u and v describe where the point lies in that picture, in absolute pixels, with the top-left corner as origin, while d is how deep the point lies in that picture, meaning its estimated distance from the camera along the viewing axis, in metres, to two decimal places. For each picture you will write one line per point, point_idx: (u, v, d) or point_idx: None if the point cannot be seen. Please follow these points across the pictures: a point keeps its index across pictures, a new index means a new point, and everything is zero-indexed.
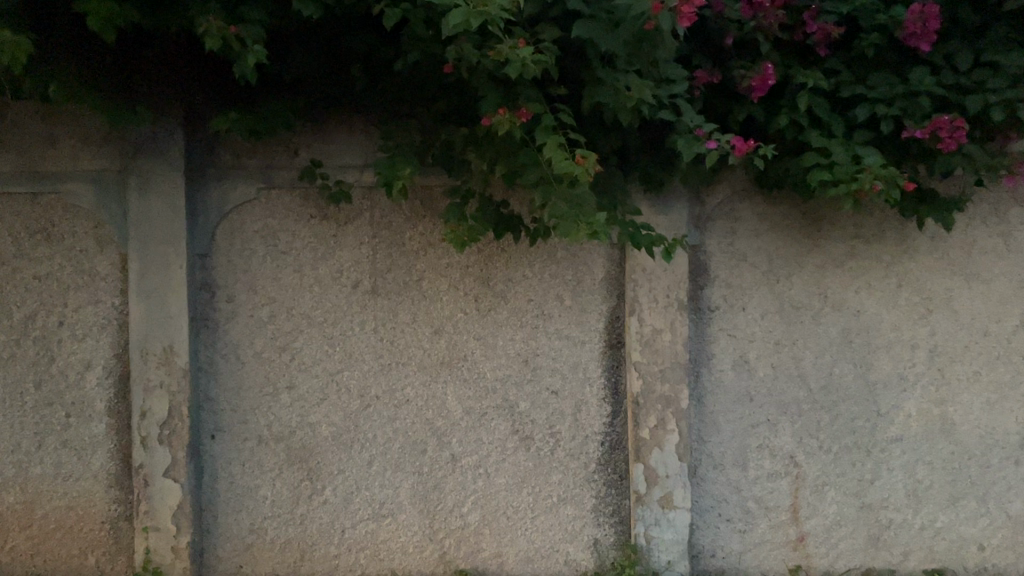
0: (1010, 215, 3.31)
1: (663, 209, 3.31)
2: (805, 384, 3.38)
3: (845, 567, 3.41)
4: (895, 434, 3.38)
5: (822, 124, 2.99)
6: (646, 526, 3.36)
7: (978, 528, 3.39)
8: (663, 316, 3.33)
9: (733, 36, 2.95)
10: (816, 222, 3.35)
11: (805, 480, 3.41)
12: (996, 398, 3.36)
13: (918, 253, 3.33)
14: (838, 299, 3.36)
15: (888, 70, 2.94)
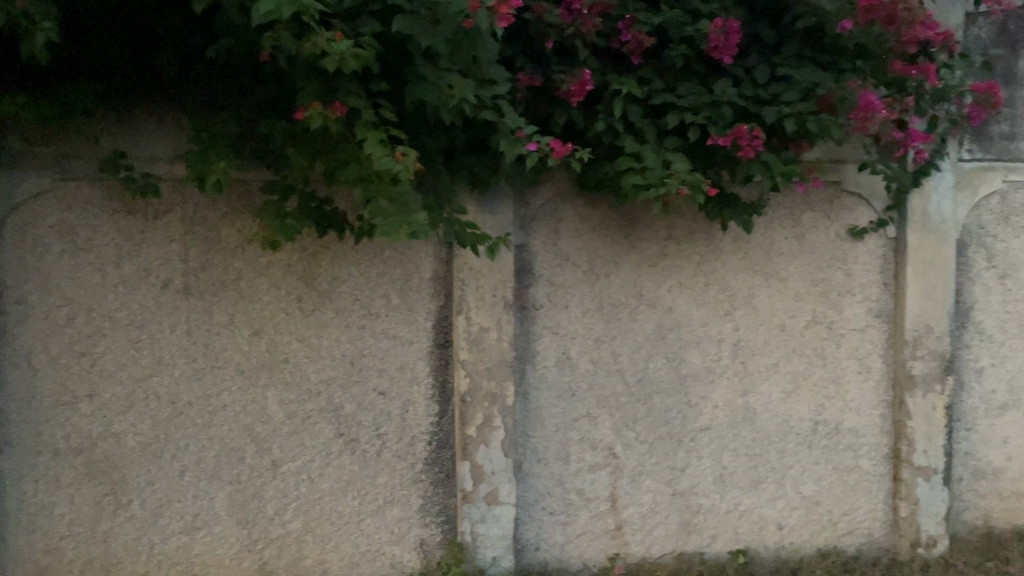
0: (804, 218, 3.56)
1: (489, 208, 3.34)
2: (623, 378, 3.52)
3: (660, 552, 3.59)
4: (704, 424, 3.58)
5: (636, 129, 3.13)
6: (472, 523, 3.39)
7: (777, 509, 3.64)
8: (490, 314, 3.35)
9: (554, 40, 3.00)
10: (633, 224, 3.48)
11: (623, 471, 3.55)
12: (792, 387, 3.62)
13: (725, 253, 3.54)
14: (653, 297, 3.52)
15: (694, 80, 3.11)
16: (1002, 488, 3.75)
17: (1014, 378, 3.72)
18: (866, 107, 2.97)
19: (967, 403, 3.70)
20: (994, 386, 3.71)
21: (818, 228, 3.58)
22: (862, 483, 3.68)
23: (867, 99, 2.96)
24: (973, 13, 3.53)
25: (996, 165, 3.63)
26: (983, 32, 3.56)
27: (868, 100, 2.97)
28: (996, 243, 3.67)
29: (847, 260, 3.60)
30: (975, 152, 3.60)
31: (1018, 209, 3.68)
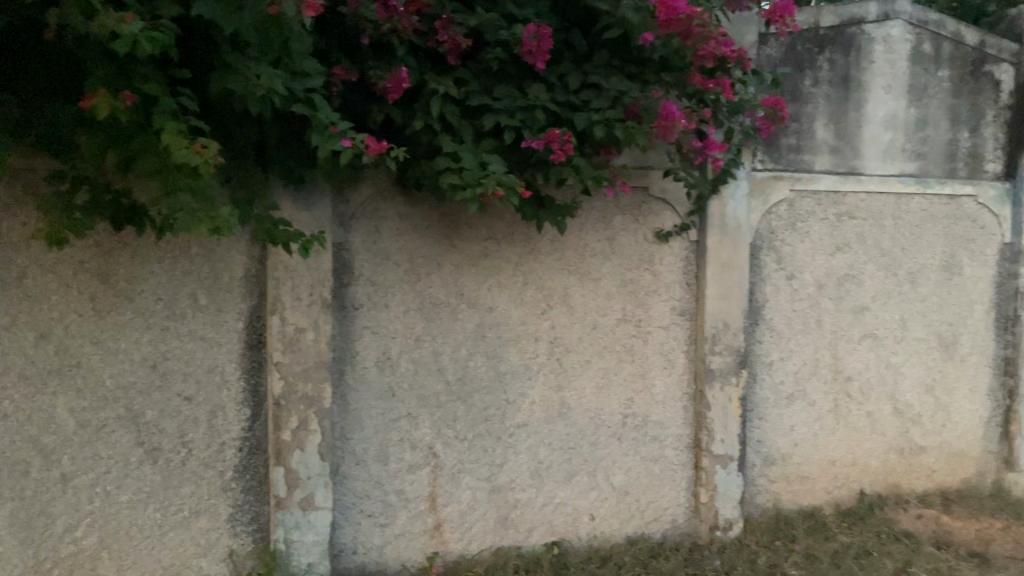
0: (615, 221, 3.72)
1: (305, 205, 3.24)
2: (443, 376, 3.53)
3: (478, 549, 3.63)
4: (522, 420, 3.66)
5: (453, 129, 3.13)
6: (285, 530, 3.29)
7: (589, 500, 3.78)
8: (306, 315, 3.27)
9: (370, 36, 2.94)
10: (454, 223, 3.49)
11: (442, 470, 3.56)
12: (604, 382, 3.77)
13: (542, 254, 3.63)
14: (473, 296, 3.55)
15: (510, 83, 3.16)
16: (790, 471, 4.08)
17: (799, 370, 4.06)
18: (666, 116, 3.11)
19: (759, 394, 4.00)
20: (782, 378, 4.04)
21: (628, 230, 3.74)
22: (668, 472, 3.89)
23: (669, 109, 3.11)
24: (765, 34, 3.84)
25: (784, 174, 3.94)
26: (774, 52, 3.88)
27: (670, 110, 3.10)
28: (784, 246, 3.99)
29: (654, 261, 3.79)
30: (766, 162, 3.92)
31: (804, 215, 4.01)
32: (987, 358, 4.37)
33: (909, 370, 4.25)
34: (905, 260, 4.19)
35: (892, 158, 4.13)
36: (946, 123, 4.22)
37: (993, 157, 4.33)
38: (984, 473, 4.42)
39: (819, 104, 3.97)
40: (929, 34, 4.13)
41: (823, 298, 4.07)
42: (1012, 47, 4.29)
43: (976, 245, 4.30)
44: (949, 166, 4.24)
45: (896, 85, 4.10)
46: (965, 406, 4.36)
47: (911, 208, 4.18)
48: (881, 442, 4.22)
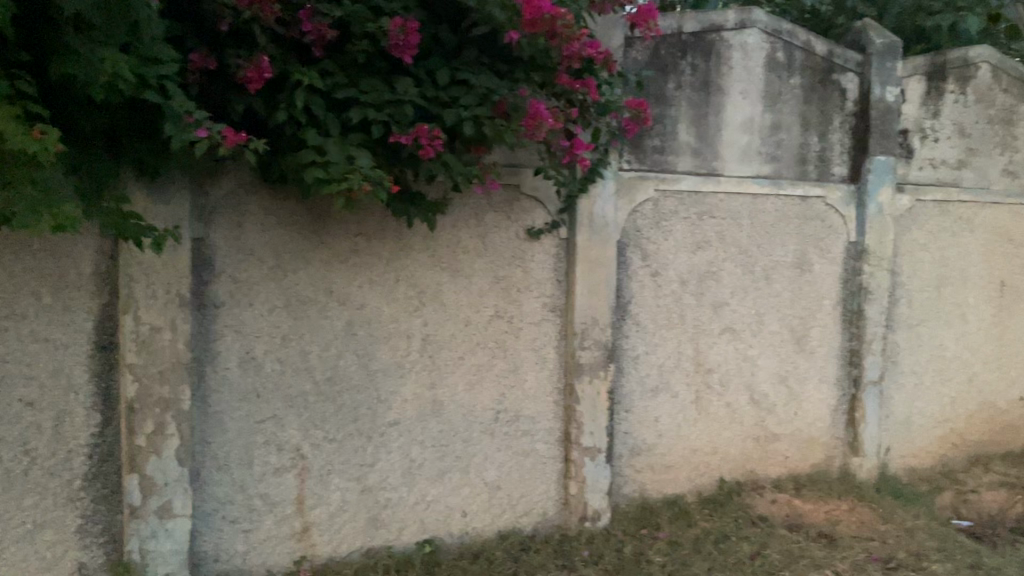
0: (487, 218, 3.73)
1: (161, 198, 3.09)
2: (311, 376, 3.44)
3: (347, 551, 3.57)
4: (393, 418, 3.61)
5: (319, 122, 3.05)
6: (141, 540, 3.12)
7: (461, 497, 3.79)
8: (162, 314, 3.11)
9: (229, 23, 2.82)
10: (322, 219, 3.41)
11: (310, 472, 3.47)
12: (477, 378, 3.78)
13: (413, 250, 3.60)
14: (342, 293, 3.48)
15: (377, 77, 3.11)
16: (655, 461, 4.22)
17: (663, 363, 4.20)
18: (534, 115, 3.13)
19: (626, 387, 4.12)
20: (647, 371, 4.17)
21: (499, 227, 3.76)
22: (539, 466, 3.95)
23: (537, 108, 3.12)
24: (630, 37, 3.96)
25: (649, 174, 4.07)
26: (639, 55, 4.01)
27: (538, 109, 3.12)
28: (649, 244, 4.12)
29: (525, 258, 3.83)
30: (631, 162, 4.04)
31: (668, 214, 4.15)
32: (834, 349, 4.65)
33: (765, 362, 4.47)
34: (760, 258, 4.40)
35: (748, 160, 4.33)
36: (797, 128, 4.47)
37: (839, 161, 4.62)
38: (833, 458, 4.70)
39: (681, 107, 4.13)
40: (783, 43, 4.35)
41: (686, 294, 4.23)
42: (857, 57, 4.58)
43: (825, 244, 4.57)
44: (800, 168, 4.49)
45: (752, 90, 4.30)
46: (815, 394, 4.62)
47: (766, 208, 4.40)
48: (739, 431, 4.43)
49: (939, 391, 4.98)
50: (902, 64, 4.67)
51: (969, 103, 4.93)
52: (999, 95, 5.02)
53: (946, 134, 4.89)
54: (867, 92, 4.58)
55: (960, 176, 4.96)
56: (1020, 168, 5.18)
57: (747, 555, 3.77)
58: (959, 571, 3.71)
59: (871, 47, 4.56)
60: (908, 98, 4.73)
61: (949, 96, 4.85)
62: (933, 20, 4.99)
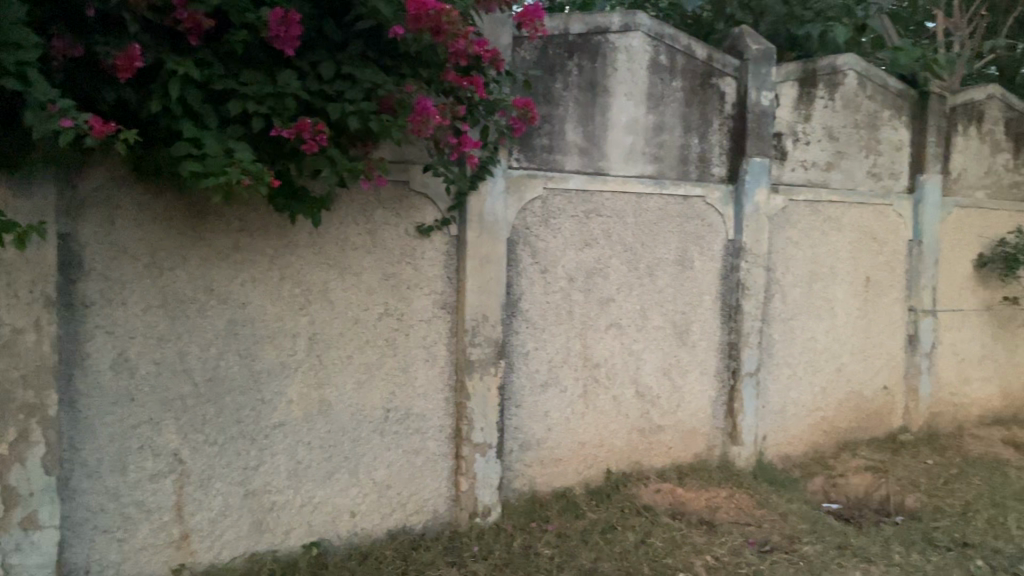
0: (375, 215, 3.69)
1: (23, 191, 2.90)
2: (190, 378, 3.32)
3: (230, 556, 3.46)
4: (277, 420, 3.53)
5: (195, 114, 2.93)
6: (3, 555, 2.92)
7: (350, 498, 3.73)
8: (25, 313, 2.92)
9: (96, 8, 2.69)
10: (201, 215, 3.29)
11: (189, 477, 3.35)
12: (365, 377, 3.73)
13: (298, 247, 3.52)
14: (223, 291, 3.36)
15: (258, 70, 3.02)
16: (543, 455, 4.28)
17: (552, 359, 4.27)
18: (421, 111, 3.13)
19: (516, 383, 4.16)
20: (537, 366, 4.22)
21: (388, 224, 3.73)
22: (429, 463, 3.93)
23: (423, 103, 3.10)
24: (518, 36, 4.00)
25: (538, 173, 4.12)
26: (527, 54, 4.06)
27: (424, 104, 3.10)
28: (538, 241, 4.17)
29: (414, 255, 3.81)
30: (520, 161, 4.08)
31: (556, 212, 4.21)
32: (714, 343, 4.84)
33: (649, 356, 4.60)
34: (645, 255, 4.53)
35: (633, 160, 4.45)
36: (679, 129, 4.62)
37: (718, 162, 4.80)
38: (713, 447, 4.89)
39: (568, 106, 4.20)
40: (665, 46, 4.49)
41: (574, 291, 4.31)
42: (734, 62, 4.77)
43: (705, 242, 4.75)
44: (681, 169, 4.65)
45: (637, 92, 4.42)
46: (697, 386, 4.79)
47: (649, 207, 4.53)
48: (624, 423, 4.55)
49: (811, 381, 5.25)
50: (776, 70, 4.89)
51: (837, 108, 5.21)
52: (863, 101, 5.34)
53: (817, 138, 5.15)
54: (744, 96, 4.78)
55: (829, 178, 5.24)
56: (883, 171, 5.51)
57: (631, 544, 3.87)
58: (827, 551, 3.93)
59: (748, 53, 4.76)
60: (782, 102, 4.96)
61: (819, 101, 5.12)
62: (805, 28, 5.25)
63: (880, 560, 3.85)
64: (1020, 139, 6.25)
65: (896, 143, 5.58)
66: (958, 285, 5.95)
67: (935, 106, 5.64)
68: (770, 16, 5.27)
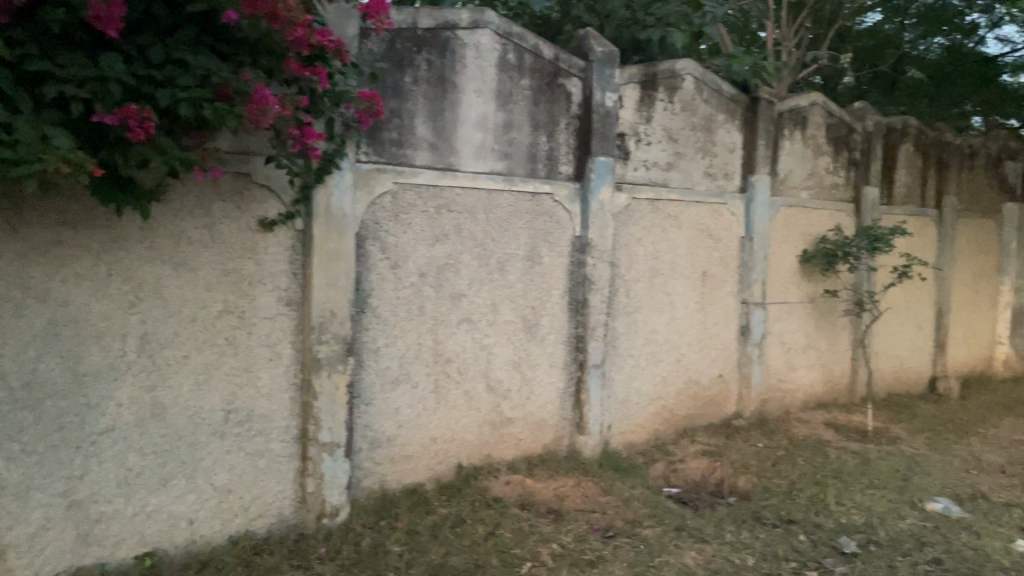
0: (213, 208, 3.53)
1: None
2: (4, 382, 3.05)
3: (52, 572, 3.22)
4: (106, 425, 3.31)
5: (5, 97, 2.71)
6: None
7: (187, 504, 3.57)
8: None
9: None
10: (15, 206, 3.03)
11: (4, 490, 3.08)
12: (203, 378, 3.56)
13: (128, 242, 3.32)
14: (42, 289, 3.12)
15: (78, 51, 2.81)
16: (394, 452, 4.24)
17: (402, 355, 4.24)
18: (259, 100, 3.00)
19: (365, 380, 4.10)
20: (387, 363, 4.18)
21: (228, 218, 3.58)
22: (273, 465, 3.82)
23: (261, 92, 3.00)
24: (365, 29, 3.94)
25: (387, 167, 4.08)
26: (374, 47, 4.00)
27: (262, 93, 3.00)
28: (387, 237, 4.13)
29: (256, 251, 3.68)
30: (369, 155, 4.02)
31: (405, 207, 4.18)
32: (562, 336, 4.96)
33: (499, 350, 4.66)
34: (495, 251, 4.58)
35: (483, 156, 4.48)
36: (528, 127, 4.70)
37: (565, 160, 4.92)
38: (561, 438, 5.01)
39: (417, 101, 4.17)
40: (513, 45, 4.55)
41: (424, 286, 4.30)
42: (580, 64, 4.91)
43: (553, 238, 4.86)
44: (530, 166, 4.73)
45: (486, 89, 4.46)
46: (546, 379, 4.90)
47: (499, 203, 4.58)
48: (476, 417, 4.58)
49: (652, 371, 5.49)
50: (619, 72, 5.07)
51: (676, 111, 5.47)
52: (700, 105, 5.62)
53: (657, 139, 5.38)
54: (589, 97, 4.92)
55: (669, 178, 5.48)
56: (718, 172, 5.83)
57: (481, 536, 3.92)
58: (665, 533, 4.12)
59: (593, 55, 4.90)
60: (625, 104, 5.15)
61: (659, 103, 5.34)
62: (646, 32, 5.47)
63: (714, 539, 4.08)
64: (839, 143, 6.78)
65: (730, 145, 5.91)
66: (786, 280, 6.38)
67: (763, 112, 6.02)
68: (615, 20, 5.45)
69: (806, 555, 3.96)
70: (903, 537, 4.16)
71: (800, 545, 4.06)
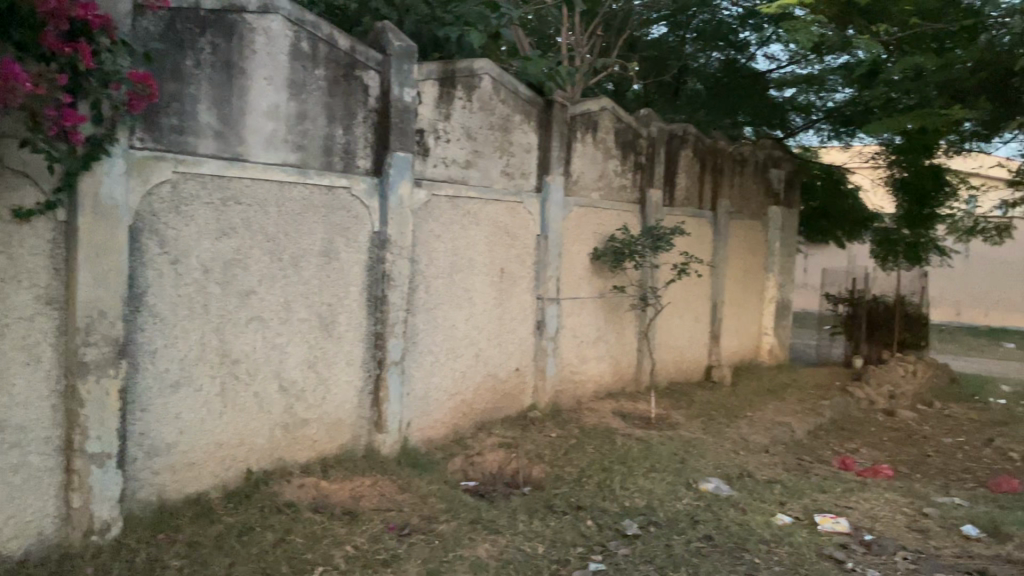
0: None
1: None
2: None
3: None
4: None
5: None
6: None
7: None
8: None
9: None
10: None
11: None
12: None
13: None
14: None
15: None
16: (174, 461, 3.98)
17: (184, 357, 3.98)
18: (6, 75, 2.70)
19: (141, 384, 3.81)
20: (167, 365, 3.91)
21: None
22: (31, 480, 3.44)
23: (8, 67, 2.69)
24: (140, 5, 3.65)
25: (166, 156, 3.80)
26: (151, 26, 3.72)
27: (10, 68, 2.70)
28: (166, 230, 3.85)
29: (9, 243, 3.29)
30: (145, 141, 3.73)
31: (187, 199, 3.92)
32: (359, 333, 4.87)
33: (292, 349, 4.50)
34: (288, 246, 4.41)
35: (274, 148, 4.30)
36: (322, 119, 4.56)
37: (363, 154, 4.82)
38: (358, 437, 4.92)
39: (201, 86, 3.93)
40: (306, 33, 4.40)
41: (209, 283, 4.06)
42: (377, 57, 4.84)
43: (350, 233, 4.75)
44: (326, 159, 4.60)
45: (277, 77, 4.28)
46: (342, 378, 4.79)
47: (293, 196, 4.41)
48: (266, 420, 4.40)
49: (451, 367, 5.53)
50: (417, 67, 5.06)
51: (474, 110, 5.53)
52: (497, 105, 5.73)
53: (456, 137, 5.42)
54: (387, 91, 4.87)
55: (468, 175, 5.54)
56: (515, 171, 5.97)
57: (270, 544, 3.76)
58: (461, 527, 4.17)
59: (390, 49, 4.85)
60: (423, 100, 5.14)
61: (457, 102, 5.39)
62: (444, 30, 5.50)
63: (506, 530, 4.18)
64: (626, 148, 7.18)
65: (527, 145, 6.08)
66: (577, 276, 6.66)
67: (557, 115, 6.25)
68: (414, 15, 5.43)
69: (592, 539, 4.16)
70: (679, 517, 4.48)
71: (587, 530, 4.26)
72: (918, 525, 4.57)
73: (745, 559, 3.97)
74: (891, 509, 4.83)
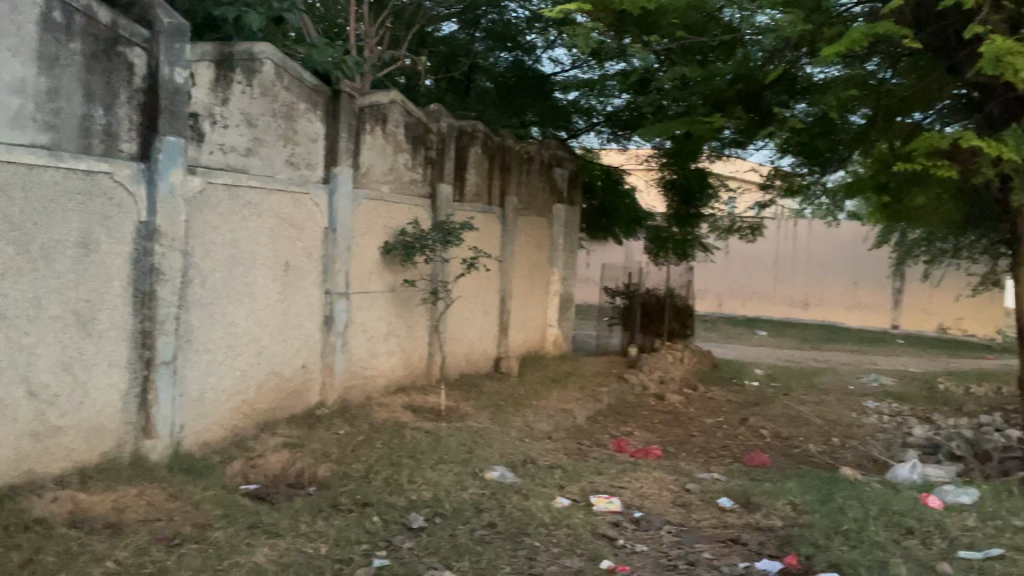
0: None
1: None
2: None
3: None
4: None
5: None
6: None
7: None
8: None
9: None
10: None
11: None
12: None
13: None
14: None
15: None
16: None
17: None
18: None
19: None
20: None
21: None
22: None
23: None
24: None
25: None
26: None
27: None
28: None
29: None
30: None
31: None
32: (124, 331, 4.49)
33: (43, 350, 4.07)
34: (37, 236, 3.98)
35: (20, 126, 3.86)
36: (79, 97, 4.17)
37: (127, 137, 4.45)
38: (123, 444, 4.54)
39: None
40: (59, 2, 4.01)
41: None
42: (143, 33, 4.50)
43: (112, 224, 4.37)
44: (83, 141, 4.20)
45: (24, 49, 3.86)
46: (104, 380, 4.40)
47: (43, 180, 3.98)
48: (12, 429, 3.94)
49: (230, 366, 5.26)
50: (189, 47, 4.76)
51: (254, 95, 5.29)
52: (280, 92, 5.52)
53: (234, 123, 5.16)
54: (155, 71, 4.54)
55: (248, 164, 5.29)
56: (300, 161, 5.78)
57: (15, 566, 3.39)
58: (237, 533, 3.98)
59: (158, 25, 4.53)
60: (198, 82, 4.85)
61: (236, 86, 5.13)
62: (220, 10, 5.21)
63: (288, 532, 4.05)
64: (416, 142, 7.17)
65: (312, 135, 5.90)
66: (366, 271, 6.57)
67: (344, 106, 6.14)
68: None
69: (376, 535, 4.12)
70: (464, 506, 4.55)
71: (373, 526, 4.22)
72: (681, 500, 4.95)
73: (525, 543, 4.11)
74: (659, 487, 5.20)
